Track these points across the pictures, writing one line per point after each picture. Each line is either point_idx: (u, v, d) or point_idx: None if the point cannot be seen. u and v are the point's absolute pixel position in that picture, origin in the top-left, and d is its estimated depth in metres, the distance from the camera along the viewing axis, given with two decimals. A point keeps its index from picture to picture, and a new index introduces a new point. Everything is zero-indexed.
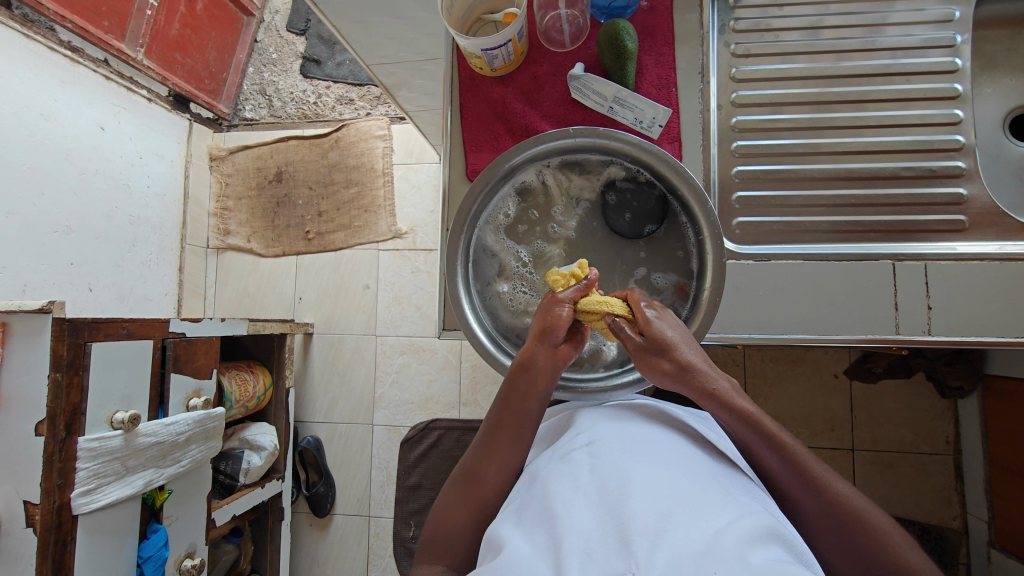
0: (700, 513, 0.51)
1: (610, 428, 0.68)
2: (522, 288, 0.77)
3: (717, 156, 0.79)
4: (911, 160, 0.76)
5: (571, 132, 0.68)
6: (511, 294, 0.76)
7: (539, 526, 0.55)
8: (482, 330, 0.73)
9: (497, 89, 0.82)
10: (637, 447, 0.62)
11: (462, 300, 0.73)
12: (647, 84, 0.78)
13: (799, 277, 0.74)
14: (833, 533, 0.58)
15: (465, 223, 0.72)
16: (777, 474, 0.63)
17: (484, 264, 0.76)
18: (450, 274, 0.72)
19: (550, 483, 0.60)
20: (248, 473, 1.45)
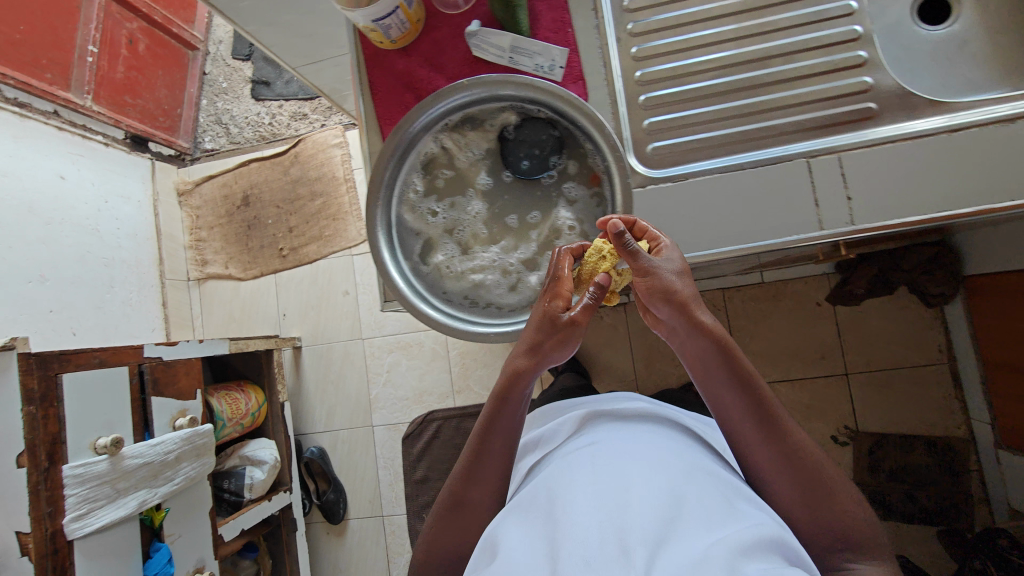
0: (692, 522, 0.56)
1: (612, 432, 0.74)
2: (454, 253, 0.76)
3: (622, 89, 0.79)
4: (811, 58, 0.75)
5: (464, 84, 0.68)
6: (446, 262, 0.75)
7: (540, 530, 0.61)
8: (417, 297, 0.72)
9: (400, 61, 0.84)
10: (636, 452, 0.67)
11: (394, 275, 0.71)
12: (544, 29, 0.79)
13: (717, 190, 0.75)
14: (793, 484, 0.63)
15: (378, 198, 0.71)
16: (736, 415, 0.66)
17: (408, 241, 0.75)
18: (376, 252, 0.71)
19: (552, 483, 0.67)
20: (253, 488, 1.47)
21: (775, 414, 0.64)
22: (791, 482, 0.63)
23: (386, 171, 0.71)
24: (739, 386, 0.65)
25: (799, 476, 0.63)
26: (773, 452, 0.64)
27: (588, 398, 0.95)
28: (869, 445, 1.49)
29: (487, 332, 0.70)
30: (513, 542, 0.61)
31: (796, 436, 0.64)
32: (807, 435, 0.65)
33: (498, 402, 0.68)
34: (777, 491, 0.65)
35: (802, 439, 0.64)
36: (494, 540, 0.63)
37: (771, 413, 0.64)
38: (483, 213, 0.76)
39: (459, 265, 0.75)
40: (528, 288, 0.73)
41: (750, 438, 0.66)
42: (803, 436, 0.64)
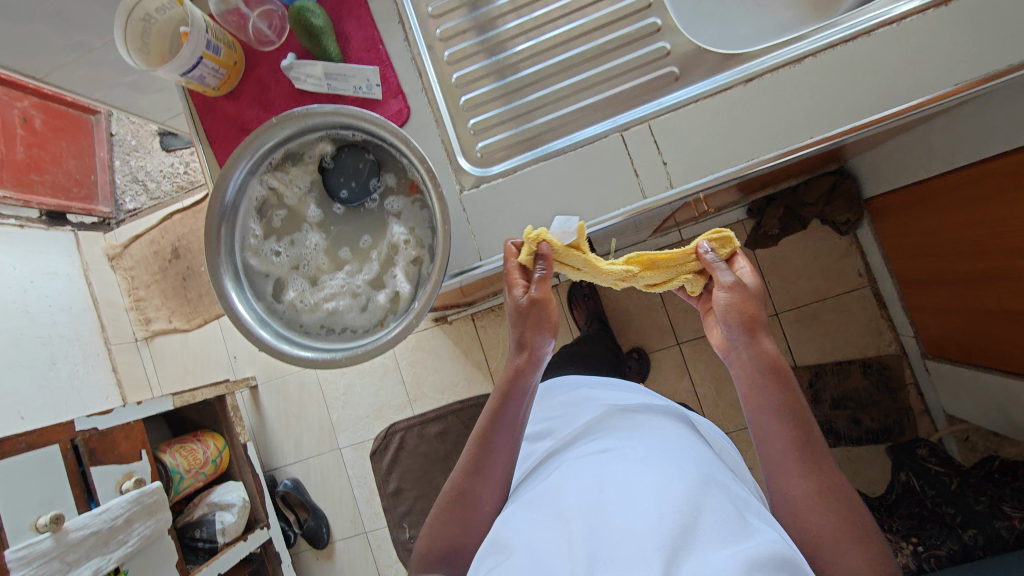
0: (706, 528, 0.58)
1: (629, 434, 0.75)
2: (306, 287, 0.75)
3: (441, 95, 0.80)
4: (610, 32, 0.77)
5: (273, 123, 0.69)
6: (300, 297, 0.75)
7: (554, 526, 0.63)
8: (273, 337, 0.71)
9: (230, 106, 0.84)
10: (654, 457, 0.68)
11: (246, 320, 0.70)
12: (356, 50, 0.81)
13: (544, 177, 0.77)
14: (822, 518, 0.60)
15: (215, 248, 0.71)
16: (777, 437, 0.64)
17: (258, 285, 0.75)
18: (222, 300, 0.70)
19: (569, 486, 0.68)
20: (226, 531, 1.51)
21: (807, 444, 0.62)
22: (811, 513, 0.60)
23: (219, 220, 0.71)
24: (786, 413, 0.64)
25: (827, 511, 0.60)
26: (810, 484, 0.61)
27: (600, 388, 0.96)
28: (809, 379, 1.52)
29: (336, 354, 0.70)
30: (530, 538, 0.63)
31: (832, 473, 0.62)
32: (841, 480, 0.62)
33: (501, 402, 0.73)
34: (795, 521, 0.62)
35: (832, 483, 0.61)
36: (511, 534, 0.66)
37: (806, 444, 0.62)
38: (325, 243, 0.76)
39: (313, 297, 0.75)
40: (377, 307, 0.74)
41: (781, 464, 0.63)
42: (838, 482, 0.61)
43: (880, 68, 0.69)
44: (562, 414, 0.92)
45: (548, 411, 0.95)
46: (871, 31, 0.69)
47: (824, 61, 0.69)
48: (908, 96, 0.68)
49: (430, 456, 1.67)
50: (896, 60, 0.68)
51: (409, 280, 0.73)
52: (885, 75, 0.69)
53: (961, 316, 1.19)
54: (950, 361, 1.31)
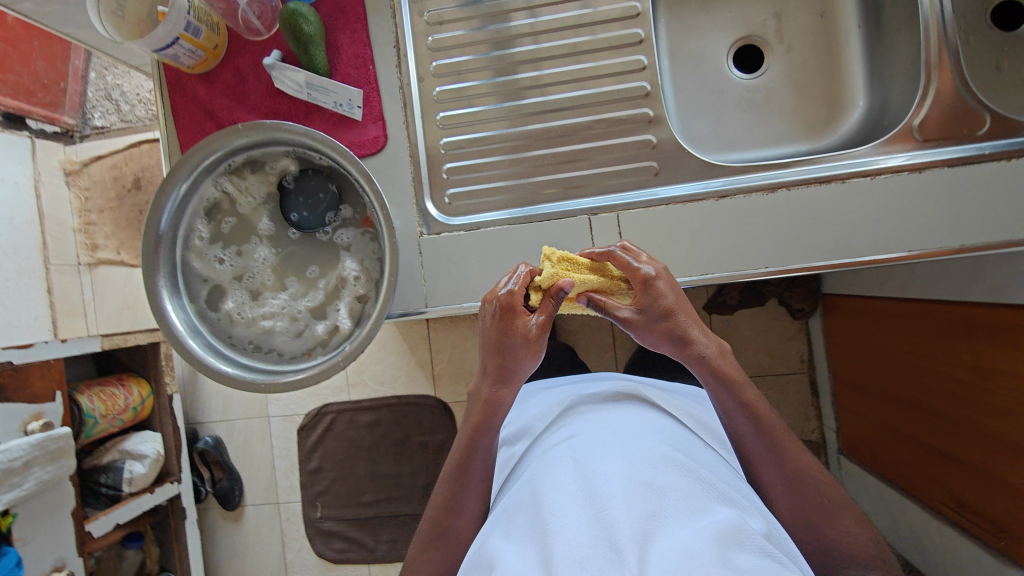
0: (668, 510, 0.51)
1: (594, 419, 0.67)
2: (246, 298, 0.73)
3: (422, 130, 0.78)
4: (601, 112, 0.76)
5: (239, 128, 0.66)
6: (237, 308, 0.73)
7: (523, 531, 0.54)
8: (199, 347, 0.68)
9: (202, 88, 0.80)
10: (615, 440, 0.60)
11: (174, 325, 0.68)
12: (344, 65, 0.77)
13: (506, 241, 0.76)
14: (806, 509, 0.58)
15: (153, 243, 0.68)
16: (744, 439, 0.61)
17: (192, 288, 0.72)
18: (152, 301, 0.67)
19: (536, 485, 0.58)
20: (133, 481, 1.48)
21: (780, 437, 0.59)
22: (797, 504, 0.58)
23: (163, 214, 0.68)
24: (749, 412, 0.60)
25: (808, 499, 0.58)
26: (776, 473, 0.59)
27: (565, 384, 0.86)
28: None
29: (254, 377, 0.67)
30: (500, 552, 0.52)
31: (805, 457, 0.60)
32: (812, 459, 0.60)
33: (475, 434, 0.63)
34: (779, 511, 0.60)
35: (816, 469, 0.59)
36: (482, 551, 0.55)
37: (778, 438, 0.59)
38: (273, 259, 0.74)
39: (250, 311, 0.73)
40: (312, 336, 0.72)
41: (760, 471, 0.61)
42: (810, 460, 0.60)
43: (848, 216, 0.70)
44: (528, 411, 0.81)
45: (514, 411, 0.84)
46: (845, 179, 0.70)
47: (795, 197, 0.71)
48: (867, 249, 0.70)
49: (355, 442, 1.71)
50: (863, 212, 0.70)
51: (351, 317, 0.71)
52: (850, 224, 0.70)
53: (881, 429, 1.24)
54: (861, 464, 1.37)
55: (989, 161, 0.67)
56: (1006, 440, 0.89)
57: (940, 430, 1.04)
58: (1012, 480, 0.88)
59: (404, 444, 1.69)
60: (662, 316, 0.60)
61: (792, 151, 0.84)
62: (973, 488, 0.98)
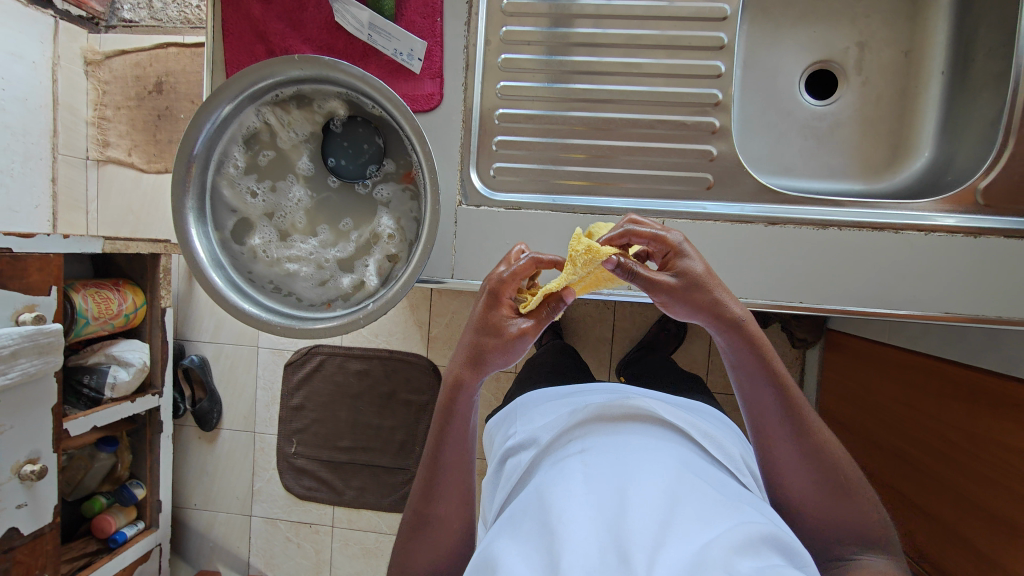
0: (683, 518, 0.49)
1: (608, 419, 0.63)
2: (273, 237, 0.71)
3: (479, 95, 0.75)
4: (667, 113, 0.74)
5: (293, 60, 0.63)
6: (262, 246, 0.71)
7: (531, 535, 0.51)
8: (221, 279, 0.67)
9: (258, 7, 0.76)
10: (631, 447, 0.57)
11: (197, 252, 0.66)
12: (411, 11, 0.73)
13: (544, 226, 0.74)
14: (819, 484, 0.59)
15: (187, 165, 0.65)
16: (764, 414, 0.61)
17: (220, 217, 0.70)
18: (178, 223, 0.65)
19: (546, 486, 0.55)
20: (114, 388, 1.47)
21: (808, 419, 0.59)
22: (809, 480, 0.60)
23: (200, 135, 0.65)
24: (775, 388, 0.59)
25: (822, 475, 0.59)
26: (796, 453, 0.59)
27: (579, 390, 0.81)
28: None
29: (273, 319, 0.66)
30: (506, 556, 0.49)
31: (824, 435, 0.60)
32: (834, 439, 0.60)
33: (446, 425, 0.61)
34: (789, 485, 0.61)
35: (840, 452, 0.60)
36: (489, 551, 0.52)
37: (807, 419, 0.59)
38: (306, 201, 0.72)
39: (276, 252, 0.71)
40: (335, 287, 0.71)
41: (780, 455, 0.61)
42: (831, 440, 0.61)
43: (892, 265, 0.69)
44: (534, 420, 0.75)
45: (524, 412, 0.80)
46: (899, 229, 0.69)
47: (844, 239, 0.70)
48: (903, 303, 0.69)
49: (342, 387, 1.71)
50: (908, 266, 0.69)
51: (378, 275, 0.70)
52: (893, 275, 0.69)
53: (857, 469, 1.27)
54: None
55: None
56: (984, 507, 0.91)
57: (918, 483, 1.06)
58: (978, 543, 0.91)
59: (388, 398, 1.70)
60: (695, 288, 0.58)
61: (846, 188, 0.82)
62: (938, 542, 1.01)
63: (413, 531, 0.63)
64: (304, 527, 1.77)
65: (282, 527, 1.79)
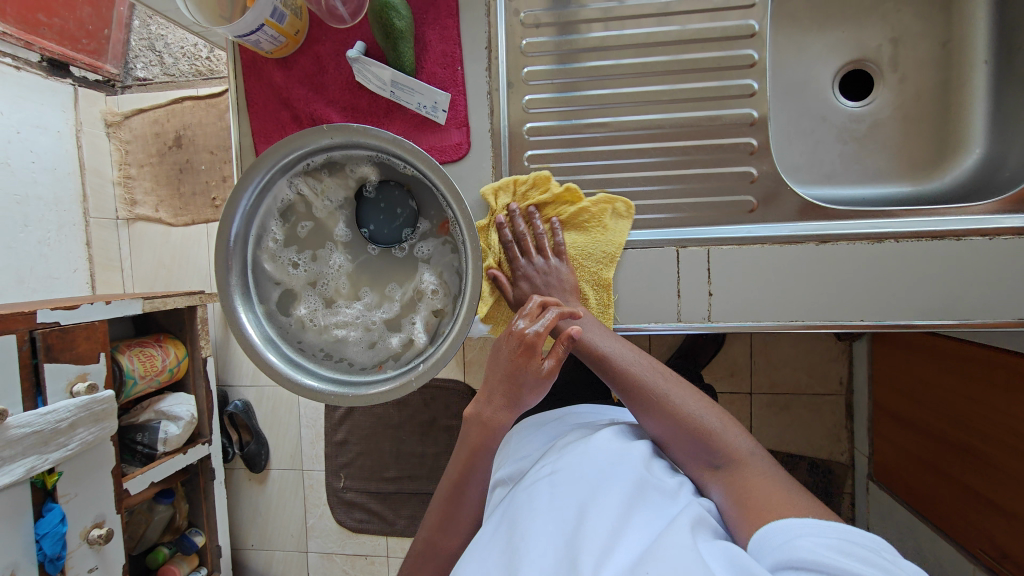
0: (634, 531, 0.46)
1: (583, 437, 0.61)
2: (318, 305, 0.71)
3: (506, 140, 0.74)
4: (701, 137, 0.72)
5: (324, 130, 0.63)
6: (308, 314, 0.71)
7: (489, 553, 0.49)
8: (273, 354, 0.67)
9: (279, 75, 0.76)
10: (586, 452, 0.57)
11: (247, 330, 0.67)
12: (431, 63, 0.73)
13: (585, 265, 0.73)
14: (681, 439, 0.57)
15: (229, 244, 0.66)
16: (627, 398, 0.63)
17: (265, 290, 0.70)
18: (228, 304, 0.67)
19: (511, 505, 0.54)
20: (167, 442, 1.50)
21: (653, 388, 0.61)
22: (681, 444, 0.57)
23: (239, 214, 0.66)
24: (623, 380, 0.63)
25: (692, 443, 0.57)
26: (656, 429, 0.60)
27: (576, 408, 0.79)
28: None
29: (328, 389, 0.66)
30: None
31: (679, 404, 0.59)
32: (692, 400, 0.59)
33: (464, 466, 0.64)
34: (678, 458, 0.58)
35: (706, 407, 0.58)
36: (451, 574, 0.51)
37: (657, 394, 0.60)
38: (346, 266, 0.70)
39: (323, 319, 0.71)
40: (385, 348, 0.70)
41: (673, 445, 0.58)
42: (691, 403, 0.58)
43: (951, 271, 0.66)
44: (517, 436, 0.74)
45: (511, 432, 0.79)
46: (961, 235, 0.66)
47: (901, 249, 0.67)
48: (972, 311, 0.66)
49: (383, 419, 1.72)
50: (974, 273, 0.66)
51: (426, 332, 0.69)
52: (958, 283, 0.66)
53: (921, 465, 1.22)
54: (893, 492, 1.33)
55: None
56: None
57: (989, 478, 1.02)
58: None
59: (429, 426, 1.70)
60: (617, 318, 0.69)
61: (893, 191, 0.79)
62: (1020, 541, 0.96)
63: (421, 557, 0.66)
64: (359, 559, 1.79)
65: (338, 560, 1.81)
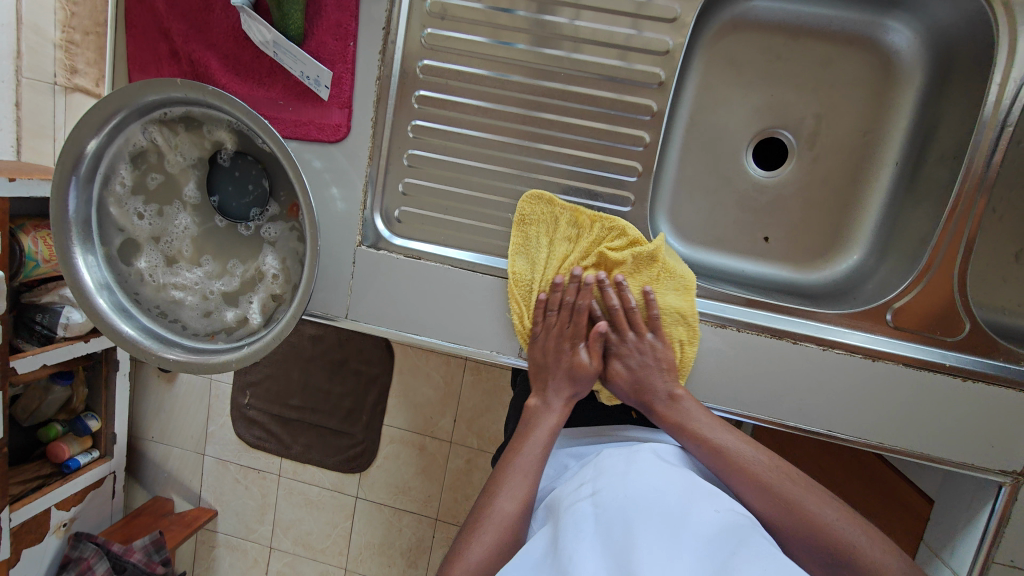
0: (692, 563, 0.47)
1: (620, 461, 0.62)
2: (159, 261, 0.69)
3: (388, 131, 0.71)
4: (583, 175, 0.70)
5: (176, 83, 0.59)
6: (148, 269, 0.69)
7: None
8: (102, 300, 0.66)
9: (161, 2, 0.70)
10: (644, 493, 0.56)
11: (80, 273, 0.65)
12: (323, 31, 0.67)
13: (441, 281, 0.70)
14: (760, 501, 0.59)
15: (69, 181, 0.63)
16: (700, 422, 0.64)
17: (106, 233, 0.68)
18: (60, 241, 0.64)
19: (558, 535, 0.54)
20: (69, 327, 1.34)
21: (738, 453, 0.62)
22: (770, 507, 0.59)
23: (83, 147, 0.62)
24: (700, 436, 0.63)
25: (775, 507, 0.58)
26: (730, 488, 0.62)
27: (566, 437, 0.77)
28: None
29: (146, 346, 0.66)
30: None
31: (737, 451, 0.62)
32: (750, 452, 0.62)
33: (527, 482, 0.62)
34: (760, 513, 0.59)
35: (758, 450, 0.62)
36: None
37: (733, 455, 0.62)
38: (191, 230, 0.68)
39: (162, 277, 0.69)
40: (219, 320, 0.69)
41: (738, 493, 0.61)
42: (753, 452, 0.62)
43: (782, 373, 0.66)
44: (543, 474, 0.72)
45: (527, 460, 0.77)
46: (798, 339, 0.66)
47: (742, 341, 0.66)
48: (788, 414, 0.66)
49: None
50: (802, 379, 0.66)
51: (261, 314, 0.68)
52: (784, 385, 0.66)
53: None
54: None
55: (944, 373, 0.64)
56: None
57: None
58: None
59: None
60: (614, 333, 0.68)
61: (772, 272, 0.77)
62: None
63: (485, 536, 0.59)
64: (252, 471, 1.61)
65: (233, 469, 1.64)
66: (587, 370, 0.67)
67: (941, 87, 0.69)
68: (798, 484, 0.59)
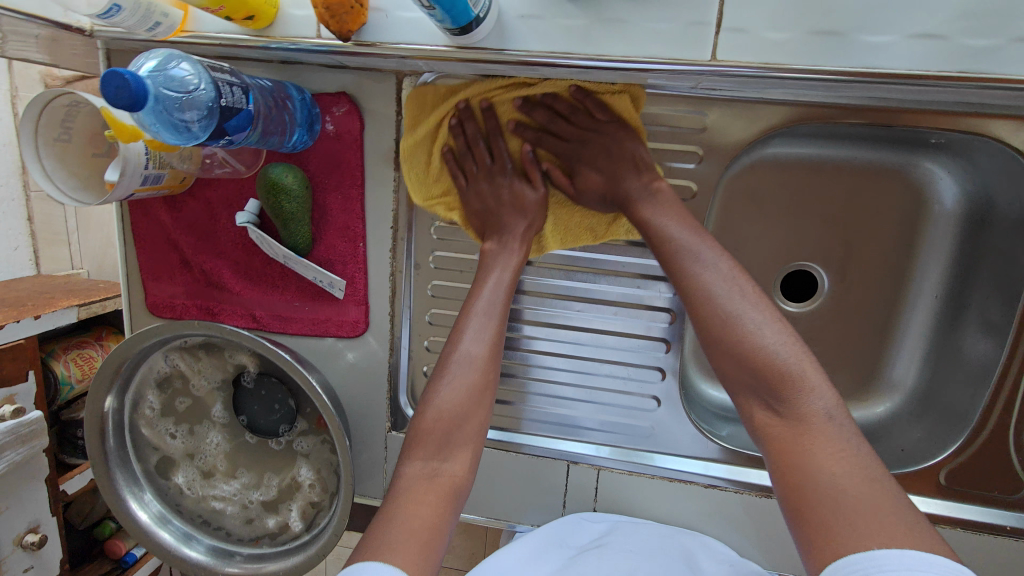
0: None
1: (622, 528, 0.67)
2: (197, 474, 0.69)
3: (407, 321, 0.71)
4: (610, 349, 0.69)
5: (195, 325, 0.59)
6: (187, 481, 0.69)
7: None
8: (147, 524, 0.66)
9: (166, 216, 0.69)
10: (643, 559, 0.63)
11: (124, 501, 0.65)
12: (331, 234, 0.66)
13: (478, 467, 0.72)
14: (746, 369, 0.48)
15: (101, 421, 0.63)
16: (687, 268, 0.52)
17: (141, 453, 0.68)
18: (101, 474, 0.64)
19: None
20: None
21: (730, 303, 0.49)
22: (756, 382, 0.48)
23: (104, 402, 0.63)
24: (680, 269, 0.52)
25: (758, 384, 0.48)
26: (719, 356, 0.50)
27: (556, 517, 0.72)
28: None
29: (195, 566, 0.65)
30: None
31: (738, 311, 0.49)
32: (750, 308, 0.49)
33: (466, 340, 0.55)
34: (746, 393, 0.49)
35: (790, 343, 0.48)
36: None
37: (742, 321, 0.49)
38: (225, 445, 0.69)
39: (201, 488, 0.69)
40: (262, 525, 0.69)
41: (725, 357, 0.49)
42: (775, 329, 0.48)
43: None
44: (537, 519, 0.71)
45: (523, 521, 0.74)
46: None
47: None
48: None
49: None
50: None
51: (302, 520, 0.68)
52: None
53: None
54: None
55: (1003, 535, 0.64)
56: None
57: None
58: None
59: None
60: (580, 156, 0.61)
61: None
62: None
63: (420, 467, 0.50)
64: None
65: None
66: (531, 199, 0.63)
67: (979, 231, 0.67)
68: (792, 358, 0.47)
